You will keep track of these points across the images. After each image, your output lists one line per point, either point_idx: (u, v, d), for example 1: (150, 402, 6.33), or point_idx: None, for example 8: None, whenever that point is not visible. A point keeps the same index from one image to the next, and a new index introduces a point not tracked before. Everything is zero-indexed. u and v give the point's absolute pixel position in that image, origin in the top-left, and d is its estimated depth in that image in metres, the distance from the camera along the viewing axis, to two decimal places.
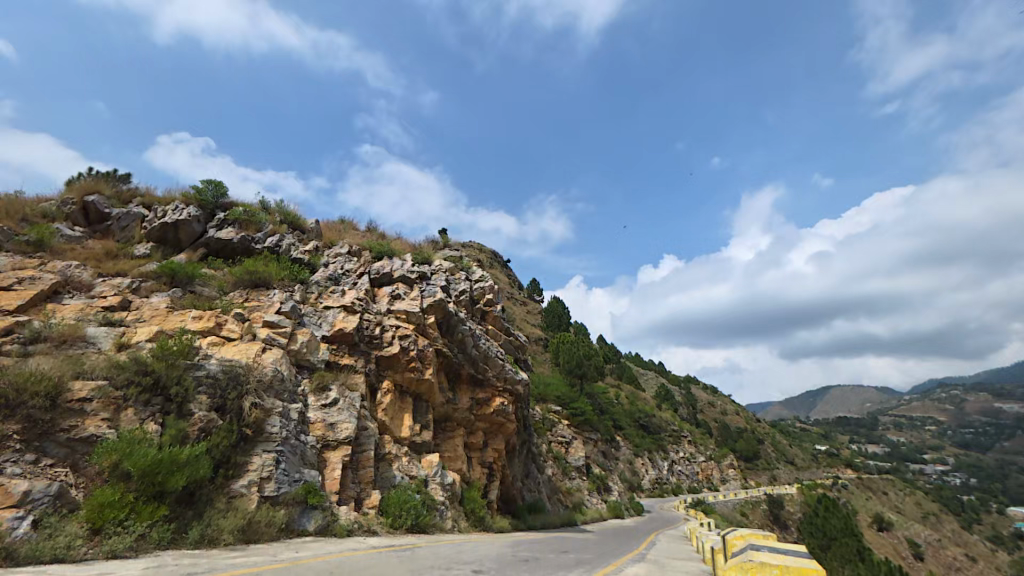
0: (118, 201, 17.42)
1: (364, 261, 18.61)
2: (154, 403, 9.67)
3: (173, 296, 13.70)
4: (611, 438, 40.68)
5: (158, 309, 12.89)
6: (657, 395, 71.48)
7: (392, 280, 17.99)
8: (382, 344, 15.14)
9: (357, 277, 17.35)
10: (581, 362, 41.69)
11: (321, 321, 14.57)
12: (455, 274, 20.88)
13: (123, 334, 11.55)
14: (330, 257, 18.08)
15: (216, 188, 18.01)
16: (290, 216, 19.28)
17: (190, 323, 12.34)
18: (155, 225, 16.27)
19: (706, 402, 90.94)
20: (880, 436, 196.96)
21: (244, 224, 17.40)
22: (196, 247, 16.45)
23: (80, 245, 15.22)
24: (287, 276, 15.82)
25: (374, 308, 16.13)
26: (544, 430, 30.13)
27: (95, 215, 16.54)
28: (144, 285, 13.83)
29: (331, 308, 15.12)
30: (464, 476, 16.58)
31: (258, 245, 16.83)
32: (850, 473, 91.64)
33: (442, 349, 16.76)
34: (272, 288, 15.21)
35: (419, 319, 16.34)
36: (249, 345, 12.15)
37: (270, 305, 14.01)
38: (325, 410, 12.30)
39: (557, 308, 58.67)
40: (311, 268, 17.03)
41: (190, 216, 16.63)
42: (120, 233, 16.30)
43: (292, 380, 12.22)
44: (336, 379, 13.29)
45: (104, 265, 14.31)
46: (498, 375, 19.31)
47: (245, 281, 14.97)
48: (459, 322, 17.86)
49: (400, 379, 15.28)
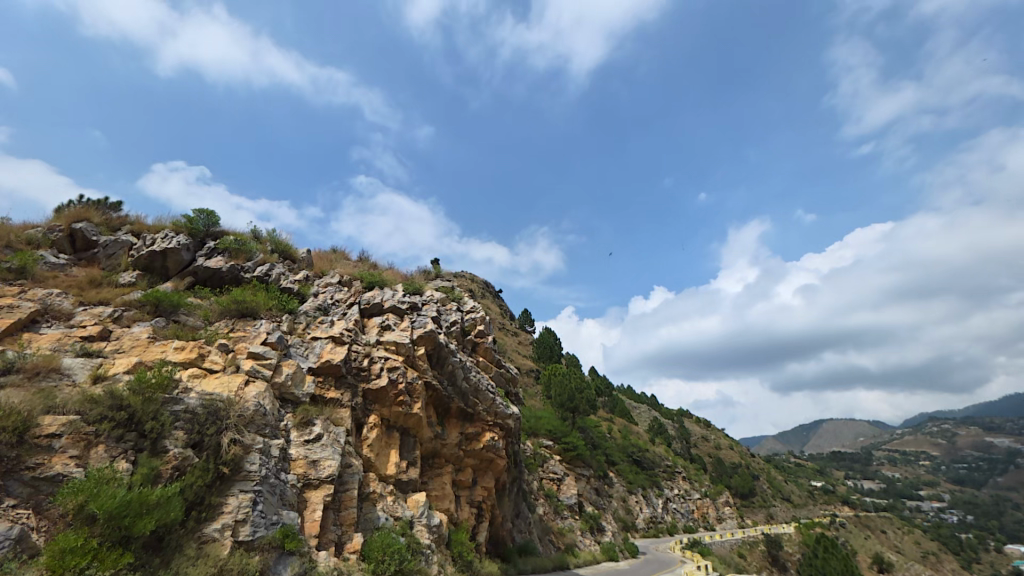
0: (106, 228, 17.27)
1: (355, 291, 18.46)
2: (127, 439, 9.23)
3: (156, 325, 13.37)
4: (604, 474, 39.64)
5: (139, 339, 12.53)
6: (650, 429, 70.38)
7: (382, 311, 17.81)
8: (370, 376, 14.80)
9: (347, 307, 17.15)
10: (573, 395, 41.15)
11: (309, 352, 14.25)
12: (447, 305, 20.76)
13: (100, 366, 11.15)
14: (320, 287, 17.91)
15: (207, 216, 17.97)
16: (281, 245, 19.22)
17: (171, 354, 11.98)
18: (142, 253, 16.08)
19: (700, 436, 89.68)
20: (875, 471, 194.62)
21: (234, 253, 17.28)
22: (184, 275, 16.24)
23: (64, 272, 14.93)
24: (275, 306, 15.59)
25: (363, 339, 15.85)
26: (536, 466, 29.30)
27: (82, 242, 16.34)
28: (126, 314, 13.50)
29: (319, 338, 14.84)
30: (452, 516, 15.91)
31: (247, 275, 16.65)
32: (847, 511, 89.81)
33: (431, 381, 16.41)
34: (259, 318, 14.94)
35: (408, 351, 16.07)
36: (232, 377, 11.77)
37: (256, 336, 13.69)
38: (308, 447, 11.82)
39: (548, 339, 58.38)
40: (301, 298, 16.83)
41: (179, 245, 16.48)
42: (105, 260, 16.06)
43: (274, 414, 11.79)
44: (321, 413, 12.87)
45: (86, 293, 14.01)
46: (488, 409, 18.89)
47: (232, 311, 14.70)
48: (450, 354, 17.59)
49: (387, 413, 14.87)
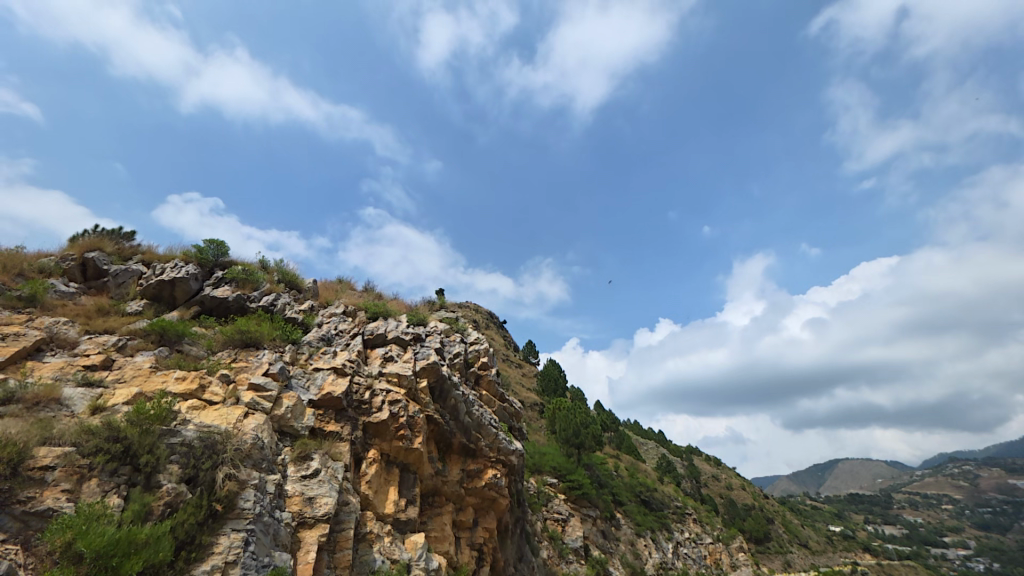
0: (118, 258, 17.59)
1: (359, 322, 18.45)
2: (121, 473, 9.02)
3: (159, 355, 13.34)
4: (611, 515, 38.03)
5: (141, 369, 12.47)
6: (658, 467, 68.11)
7: (385, 342, 17.72)
8: (371, 410, 14.54)
9: (350, 338, 17.09)
10: (578, 430, 40.12)
11: (310, 384, 14.09)
12: (451, 336, 20.64)
13: (100, 396, 11.05)
14: (325, 317, 17.93)
15: (217, 247, 18.29)
16: (288, 275, 19.41)
17: (172, 385, 11.89)
18: (151, 282, 16.28)
19: (710, 475, 86.46)
20: (896, 515, 185.41)
21: (241, 283, 17.45)
22: (190, 305, 16.35)
23: (72, 300, 15.09)
24: (279, 337, 15.56)
25: (365, 371, 15.68)
26: (539, 506, 28.21)
27: (93, 271, 16.61)
28: (130, 343, 13.52)
29: (321, 370, 14.71)
30: (451, 560, 15.20)
31: (253, 304, 16.73)
32: (870, 559, 84.90)
33: (433, 415, 16.07)
34: (262, 348, 14.89)
35: (411, 383, 15.84)
36: (231, 409, 11.60)
37: (258, 367, 13.59)
38: (305, 483, 11.48)
39: (553, 371, 57.59)
40: (305, 328, 16.83)
41: (187, 274, 16.69)
42: (114, 289, 16.26)
43: (272, 448, 11.52)
44: (320, 447, 12.56)
45: (93, 321, 14.10)
46: (491, 444, 18.38)
47: (235, 341, 14.67)
48: (452, 387, 17.31)
49: (387, 448, 14.51)
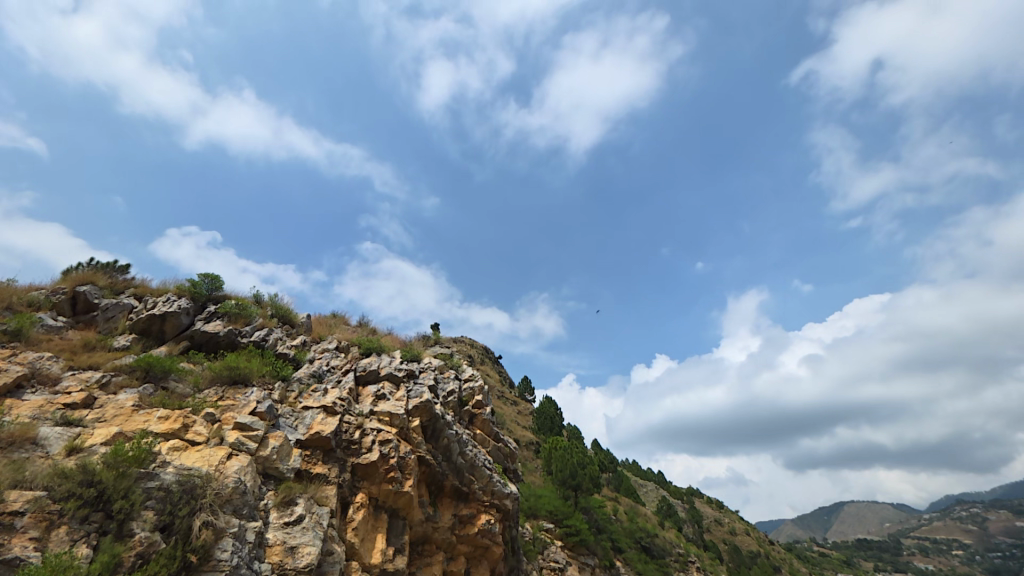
0: (109, 291, 17.44)
1: (351, 358, 18.16)
2: (92, 520, 8.53)
3: (143, 392, 12.94)
4: (611, 564, 36.08)
5: (123, 407, 12.06)
6: (659, 510, 65.62)
7: (378, 378, 17.37)
8: (360, 450, 14.03)
9: (342, 374, 16.75)
10: (575, 471, 38.87)
11: (298, 423, 13.63)
12: (445, 372, 20.28)
13: (78, 436, 10.60)
14: (317, 352, 17.65)
15: (211, 281, 18.22)
16: (281, 310, 19.25)
17: (154, 424, 11.46)
18: (141, 316, 16.07)
19: (713, 519, 83.23)
20: (907, 562, 177.78)
21: (233, 317, 17.26)
22: (180, 340, 16.07)
23: (59, 335, 14.81)
24: (268, 373, 15.22)
25: (355, 410, 15.25)
26: (535, 553, 26.86)
27: (83, 305, 16.41)
28: (114, 380, 13.14)
29: (311, 408, 14.28)
30: None
31: (244, 339, 16.46)
32: None
33: (425, 456, 15.52)
34: (251, 386, 14.51)
35: (403, 422, 15.39)
36: (214, 451, 11.14)
37: (245, 405, 13.18)
38: (288, 530, 10.87)
39: (549, 408, 56.48)
40: (296, 364, 16.51)
41: (179, 308, 16.52)
42: (103, 323, 16.01)
43: (255, 493, 10.97)
44: (305, 491, 12.01)
45: (78, 357, 13.77)
46: (485, 487, 17.65)
47: (223, 378, 14.32)
48: (446, 426, 16.82)
49: (376, 491, 13.90)
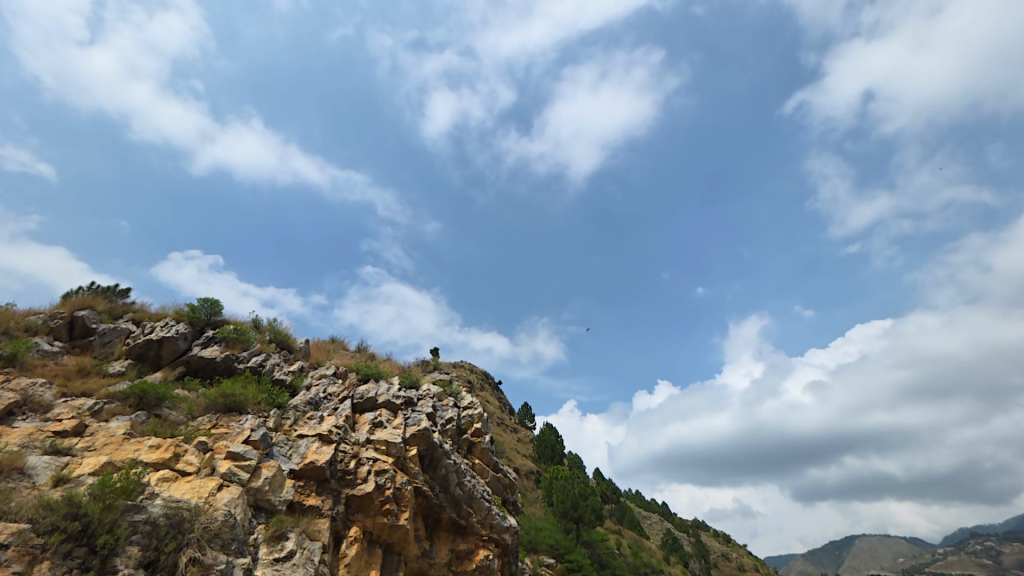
0: (108, 316, 17.38)
1: (349, 384, 17.91)
2: (75, 556, 8.21)
3: (135, 420, 12.69)
4: None
5: (114, 436, 11.78)
6: (665, 544, 63.31)
7: (376, 405, 17.08)
8: (355, 481, 13.63)
9: (339, 401, 16.47)
10: (577, 503, 37.75)
11: (292, 452, 13.30)
12: (444, 400, 19.95)
13: (65, 466, 10.31)
14: (314, 378, 17.44)
15: (211, 305, 18.18)
16: (280, 335, 19.13)
17: (144, 454, 11.18)
18: (138, 341, 15.95)
19: (720, 555, 80.13)
20: None
21: (231, 342, 17.12)
22: (175, 365, 15.90)
23: (54, 360, 14.65)
24: (264, 400, 14.97)
25: (352, 438, 14.91)
26: None
27: (80, 330, 16.33)
28: (107, 408, 12.90)
29: (306, 436, 13.96)
30: None
31: (241, 365, 16.26)
32: None
33: (422, 487, 15.07)
34: (245, 413, 14.24)
35: (400, 452, 15.01)
36: (205, 482, 10.82)
37: (238, 434, 12.89)
38: (277, 567, 10.39)
39: (551, 436, 55.36)
40: (292, 391, 16.27)
41: (177, 333, 16.41)
42: (99, 348, 15.87)
43: (244, 526, 10.56)
44: (297, 525, 11.60)
45: (71, 383, 13.58)
46: (483, 520, 17.06)
47: (218, 405, 14.07)
48: (444, 456, 16.41)
49: (371, 525, 13.43)
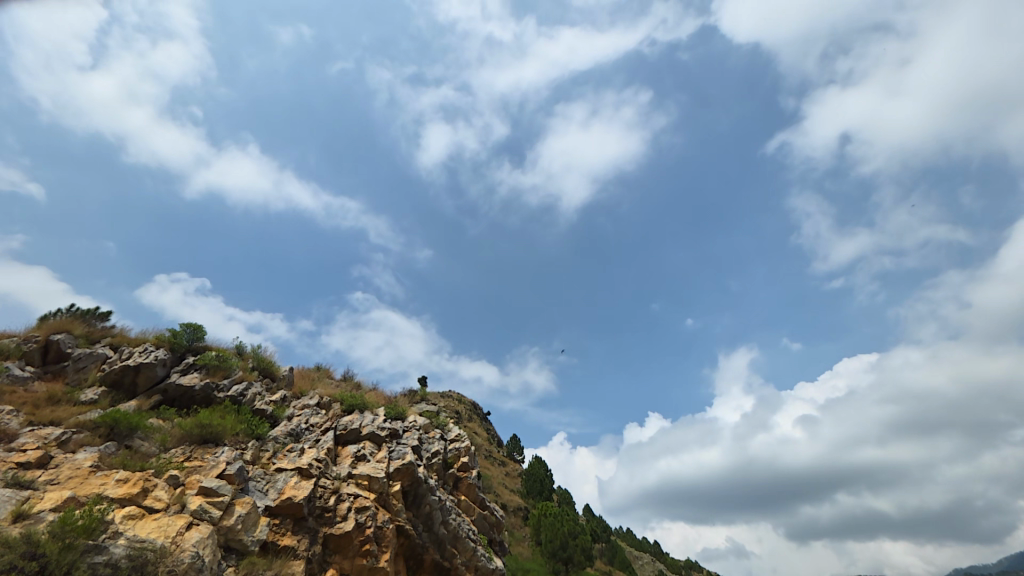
0: (85, 340, 16.85)
1: (333, 415, 17.39)
2: None
3: (103, 451, 12.08)
4: None
5: (80, 468, 11.17)
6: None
7: (359, 437, 16.53)
8: (335, 519, 12.99)
9: (321, 433, 15.93)
10: (566, 543, 36.53)
11: (269, 487, 12.71)
12: (430, 432, 19.40)
13: (25, 501, 9.69)
14: (296, 408, 16.91)
15: (193, 331, 17.76)
16: (263, 362, 18.66)
17: (111, 488, 10.58)
18: (114, 367, 15.41)
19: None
20: None
21: (212, 369, 16.63)
22: (152, 393, 15.31)
23: (23, 386, 14.05)
24: (242, 431, 14.40)
25: (333, 472, 14.33)
26: None
27: (54, 354, 15.77)
28: (75, 438, 12.28)
29: (284, 470, 13.39)
30: None
31: (221, 393, 15.72)
32: None
33: (404, 525, 14.41)
34: (222, 445, 13.67)
35: (382, 487, 14.43)
36: (173, 520, 10.21)
37: (213, 467, 12.31)
38: None
39: (540, 470, 54.03)
40: (272, 421, 15.73)
41: (156, 359, 15.90)
42: (72, 374, 15.29)
43: (213, 570, 9.84)
44: (269, 568, 10.93)
45: (40, 411, 12.98)
46: (468, 562, 16.26)
47: (193, 436, 13.50)
48: (428, 492, 15.80)
49: (348, 567, 12.69)
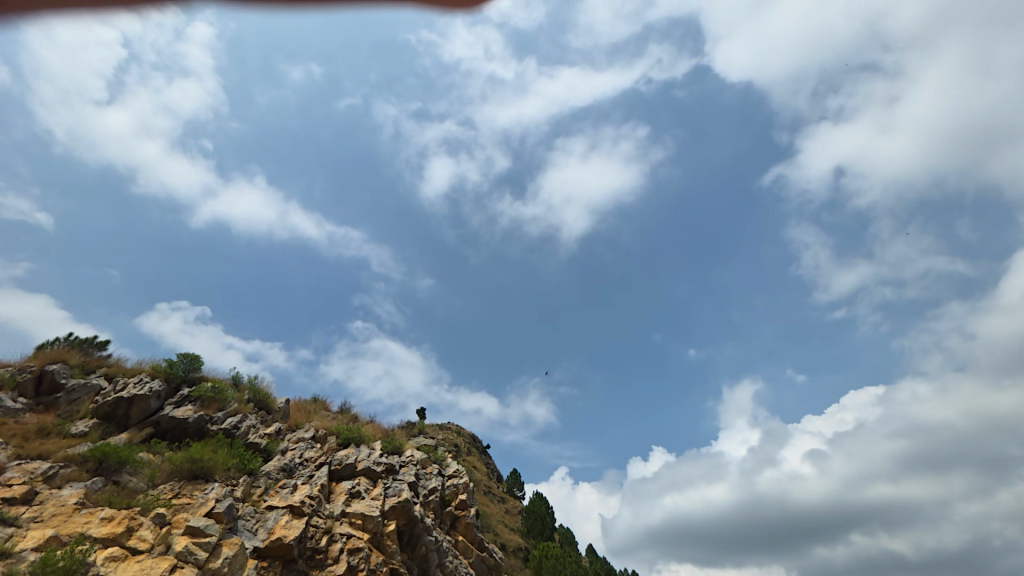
0: (80, 370, 16.66)
1: (328, 449, 16.94)
2: None
3: (90, 487, 11.68)
4: None
5: (64, 505, 10.76)
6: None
7: (354, 473, 16.02)
8: (326, 562, 12.36)
9: (315, 468, 15.45)
10: None
11: (258, 527, 12.21)
12: (427, 468, 18.82)
13: (7, 539, 9.30)
14: (291, 442, 16.50)
15: (190, 361, 17.60)
16: (259, 394, 18.35)
17: (94, 527, 10.17)
18: (108, 399, 15.15)
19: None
20: None
21: (207, 401, 16.34)
22: (144, 426, 14.95)
23: (14, 417, 13.76)
24: (233, 467, 13.95)
25: (325, 511, 13.79)
26: None
27: (48, 385, 15.53)
28: (62, 472, 11.93)
29: (275, 509, 12.92)
30: None
31: (214, 426, 15.34)
32: None
33: (399, 568, 13.68)
34: (212, 481, 13.23)
35: (376, 527, 13.84)
36: (157, 562, 9.76)
37: (201, 505, 11.87)
38: None
39: (541, 507, 52.10)
40: (266, 456, 15.29)
41: (150, 391, 15.64)
42: (65, 406, 14.99)
43: None
44: None
45: (28, 445, 12.66)
46: None
47: (183, 472, 13.10)
48: (424, 532, 15.16)
49: None
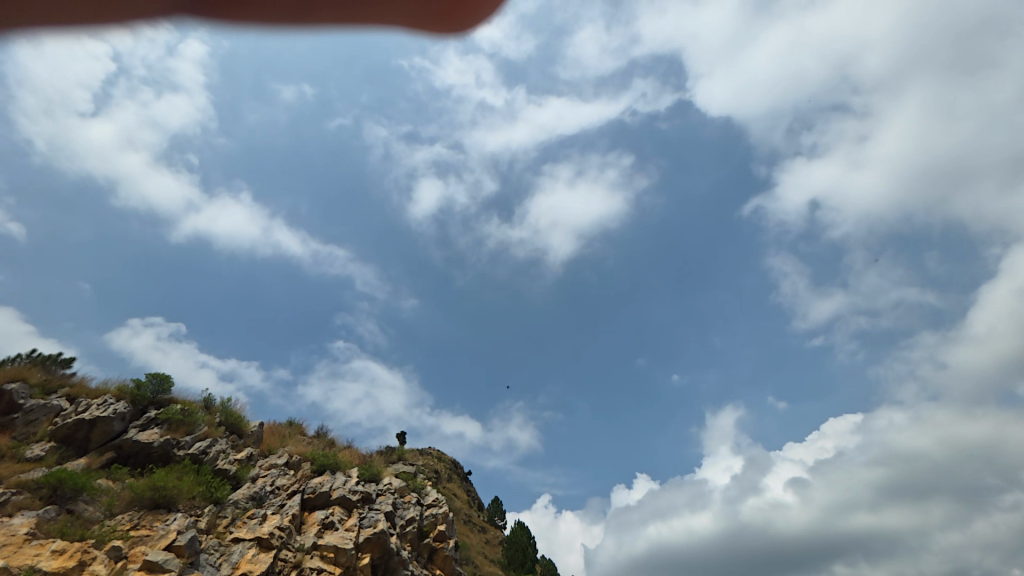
0: (40, 390, 15.78)
1: (301, 476, 16.25)
2: None
3: (42, 516, 10.89)
4: None
5: (13, 535, 10.00)
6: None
7: (328, 502, 15.34)
8: None
9: (286, 497, 14.76)
10: None
11: (222, 561, 11.50)
12: (405, 497, 18.13)
13: None
14: (262, 469, 15.80)
15: (159, 382, 16.86)
16: (231, 417, 17.62)
17: (44, 561, 9.43)
18: (68, 421, 14.35)
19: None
20: None
21: (175, 425, 15.58)
22: (105, 450, 14.14)
23: None
24: (199, 495, 13.21)
25: (295, 543, 13.09)
26: None
27: (4, 405, 14.65)
28: (13, 500, 11.13)
29: (241, 541, 12.23)
30: None
31: (181, 451, 14.60)
32: None
33: None
34: (174, 511, 12.49)
35: (349, 560, 13.16)
36: None
37: (162, 538, 11.18)
38: None
39: (523, 538, 50.40)
40: (234, 484, 14.57)
41: (114, 413, 14.89)
42: (21, 428, 14.12)
43: None
44: None
45: None
46: None
47: (145, 501, 12.36)
48: (400, 565, 14.46)
49: None
